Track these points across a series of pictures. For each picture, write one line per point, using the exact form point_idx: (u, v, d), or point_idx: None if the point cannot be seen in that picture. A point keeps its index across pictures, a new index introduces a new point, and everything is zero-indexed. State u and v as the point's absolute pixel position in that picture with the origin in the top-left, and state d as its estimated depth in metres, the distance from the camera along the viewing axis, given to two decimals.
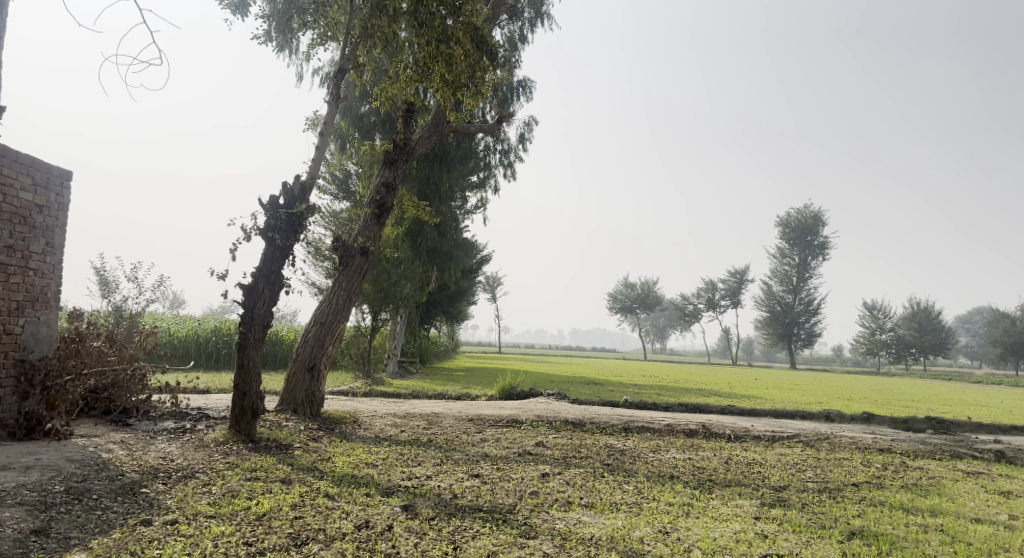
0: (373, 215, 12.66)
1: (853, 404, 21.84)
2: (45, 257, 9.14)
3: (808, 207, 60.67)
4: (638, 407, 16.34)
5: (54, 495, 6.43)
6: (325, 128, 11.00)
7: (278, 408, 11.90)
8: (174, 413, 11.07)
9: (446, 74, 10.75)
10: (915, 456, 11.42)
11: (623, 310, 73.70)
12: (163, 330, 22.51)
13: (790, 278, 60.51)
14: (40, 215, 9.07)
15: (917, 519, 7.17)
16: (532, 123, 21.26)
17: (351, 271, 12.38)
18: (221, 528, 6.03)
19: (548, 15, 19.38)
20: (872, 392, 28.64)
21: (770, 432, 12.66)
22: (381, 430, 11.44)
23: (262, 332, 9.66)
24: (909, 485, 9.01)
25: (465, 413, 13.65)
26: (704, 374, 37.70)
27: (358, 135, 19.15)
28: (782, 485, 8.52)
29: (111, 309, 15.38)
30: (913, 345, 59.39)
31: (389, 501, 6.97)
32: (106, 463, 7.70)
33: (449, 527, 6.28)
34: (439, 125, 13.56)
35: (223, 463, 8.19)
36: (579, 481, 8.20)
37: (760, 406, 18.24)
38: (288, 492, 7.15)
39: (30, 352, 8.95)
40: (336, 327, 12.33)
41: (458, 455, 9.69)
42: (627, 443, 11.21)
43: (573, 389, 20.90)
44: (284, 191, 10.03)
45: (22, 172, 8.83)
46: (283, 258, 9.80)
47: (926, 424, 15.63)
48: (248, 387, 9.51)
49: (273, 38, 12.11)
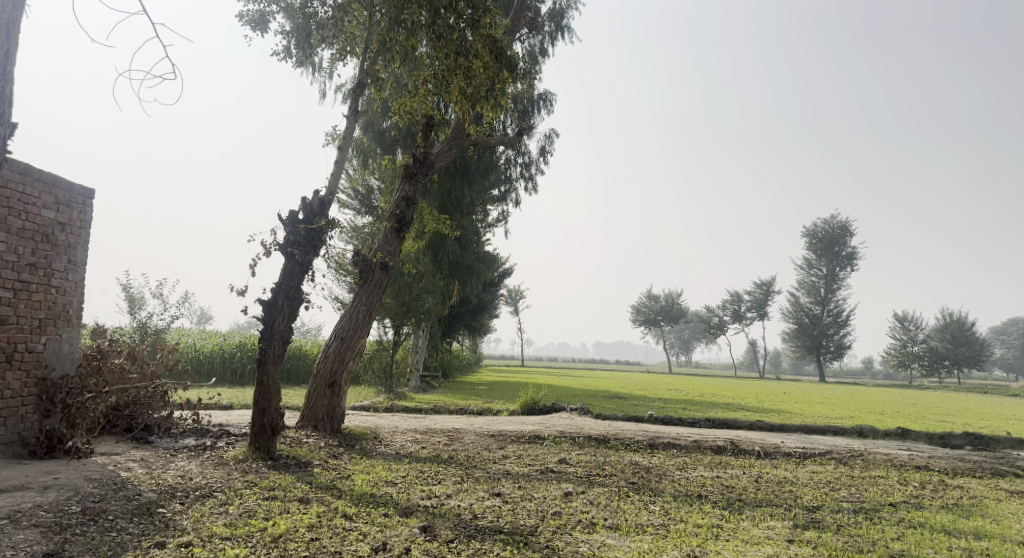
0: (393, 229, 12.58)
1: (886, 419, 21.25)
2: (68, 275, 9.20)
3: (835, 218, 59.82)
4: (664, 422, 16.04)
5: (70, 516, 6.36)
6: (344, 142, 10.94)
7: (299, 424, 11.81)
8: (195, 430, 11.05)
9: (464, 87, 10.68)
10: (954, 474, 10.98)
11: (647, 323, 73.10)
12: (189, 345, 22.73)
13: (818, 289, 59.49)
14: (62, 233, 9.13)
15: (961, 542, 6.81)
16: (553, 135, 21.14)
17: (371, 285, 12.30)
18: (236, 550, 5.89)
19: (568, 28, 19.31)
20: (906, 406, 27.90)
21: (801, 449, 12.28)
22: (401, 447, 11.29)
23: (281, 348, 9.59)
24: (950, 506, 8.62)
25: (487, 428, 13.46)
26: (731, 388, 37.15)
27: (380, 150, 19.22)
28: (816, 505, 8.20)
29: (137, 327, 15.52)
30: (946, 358, 57.88)
31: (408, 522, 6.79)
32: (124, 483, 7.64)
33: (469, 551, 6.08)
34: (459, 138, 13.46)
35: (242, 481, 8.09)
36: (603, 501, 7.95)
37: (790, 421, 17.80)
38: (305, 512, 7.01)
39: (52, 370, 9.01)
40: (356, 342, 12.24)
41: (479, 472, 9.49)
42: (653, 460, 10.92)
43: (597, 403, 20.63)
44: (304, 206, 9.98)
45: (45, 191, 8.90)
46: (303, 273, 9.74)
47: (964, 440, 15.08)
48: (268, 403, 9.43)
49: (293, 54, 12.14)
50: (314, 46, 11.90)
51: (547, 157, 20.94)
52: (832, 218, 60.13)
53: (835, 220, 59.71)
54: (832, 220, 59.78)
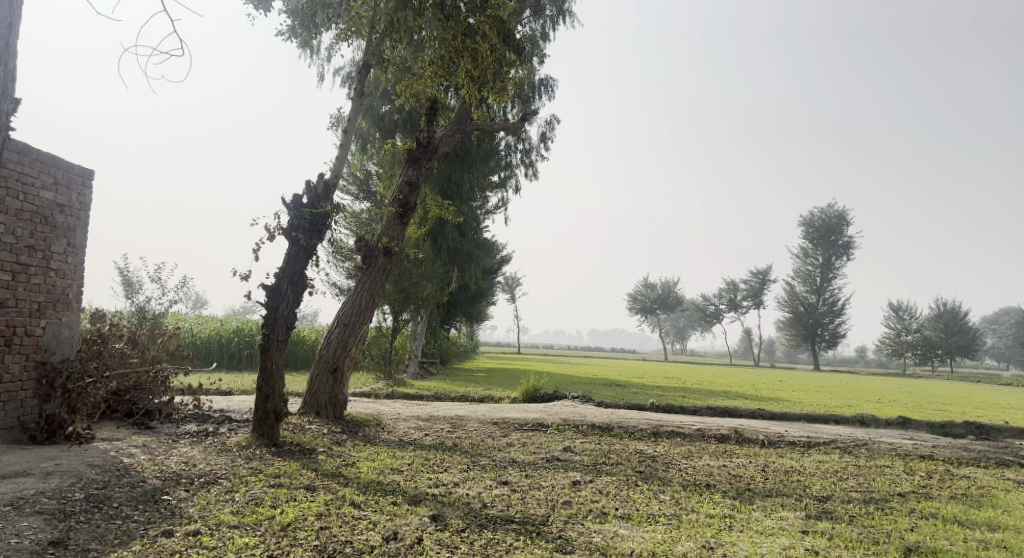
0: (396, 215, 12.41)
1: (884, 407, 21.29)
2: (67, 258, 9.02)
3: (832, 207, 59.86)
4: (665, 410, 15.97)
5: (74, 503, 6.25)
6: (349, 125, 10.71)
7: (301, 410, 11.69)
8: (196, 416, 10.90)
9: (471, 70, 10.47)
10: (959, 463, 10.97)
11: (643, 311, 73.08)
12: (186, 330, 22.58)
13: (814, 277, 59.52)
14: (61, 214, 8.94)
15: (975, 534, 6.77)
16: (554, 121, 20.98)
17: (374, 271, 12.16)
18: (246, 540, 5.79)
19: (570, 12, 19.06)
20: (900, 394, 28.03)
21: (805, 438, 12.24)
22: (405, 434, 11.19)
23: (285, 334, 9.45)
24: (959, 496, 8.58)
25: (490, 416, 13.36)
26: (729, 376, 37.15)
27: (380, 135, 18.99)
28: (826, 495, 8.14)
29: (135, 310, 15.36)
30: (940, 347, 58.09)
31: (417, 511, 6.69)
32: (127, 469, 7.52)
33: (481, 540, 5.99)
34: (463, 123, 13.26)
35: (247, 468, 7.98)
36: (613, 490, 7.87)
37: (790, 410, 17.78)
38: (313, 500, 6.90)
39: (52, 354, 8.85)
40: (358, 328, 12.10)
41: (485, 460, 9.40)
42: (658, 449, 10.86)
43: (596, 391, 20.61)
44: (308, 190, 9.82)
45: (43, 171, 8.70)
46: (307, 258, 9.60)
47: (965, 429, 15.09)
48: (271, 390, 9.30)
49: (297, 34, 11.90)
50: (318, 26, 11.66)
51: (548, 144, 20.79)
52: (829, 208, 60.16)
53: (831, 209, 59.73)
54: (829, 208, 59.82)
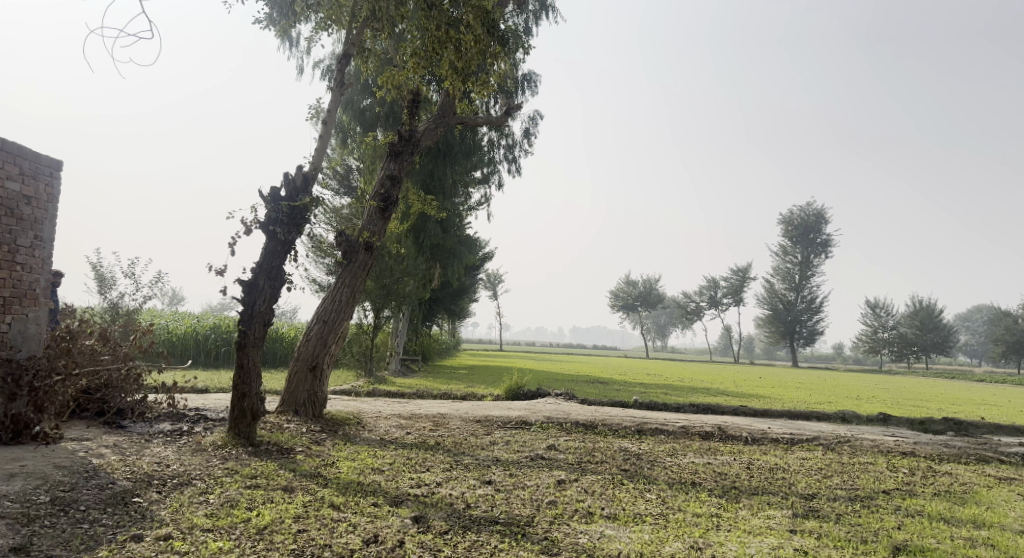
0: (377, 209, 12.12)
1: (864, 404, 21.45)
2: (34, 252, 8.65)
3: (811, 205, 60.48)
4: (648, 407, 15.90)
5: (38, 506, 5.99)
6: (329, 116, 10.41)
7: (280, 409, 11.40)
8: (171, 415, 10.60)
9: (455, 61, 10.22)
10: (939, 460, 11.02)
11: (624, 308, 73.26)
12: (161, 327, 22.12)
13: (793, 274, 60.00)
14: (28, 207, 8.60)
15: (962, 531, 6.74)
16: (537, 117, 20.84)
17: (355, 266, 11.90)
18: (219, 544, 5.57)
19: (553, 6, 18.91)
20: (879, 390, 28.34)
21: (789, 435, 12.22)
22: (386, 432, 10.98)
23: (262, 330, 9.19)
24: (943, 493, 8.58)
25: (472, 414, 13.16)
26: (709, 372, 37.36)
27: (361, 129, 18.70)
28: (812, 493, 8.08)
29: (109, 306, 14.98)
30: (915, 344, 58.83)
31: (399, 512, 6.51)
32: (96, 470, 7.23)
33: (465, 543, 5.83)
34: (445, 116, 13.00)
35: (222, 469, 7.73)
36: (598, 489, 7.74)
37: (771, 407, 17.75)
38: (290, 502, 6.69)
39: (18, 351, 8.49)
40: (338, 324, 11.85)
41: (467, 459, 9.22)
42: (643, 446, 10.76)
43: (579, 388, 20.42)
44: (287, 183, 9.58)
45: (8, 161, 8.38)
46: (285, 252, 9.35)
47: (944, 425, 15.20)
48: (248, 388, 9.05)
49: (275, 24, 11.56)
50: (297, 15, 11.33)
51: (531, 140, 20.64)
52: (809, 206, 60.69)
53: (811, 207, 60.33)
54: (808, 206, 60.39)
